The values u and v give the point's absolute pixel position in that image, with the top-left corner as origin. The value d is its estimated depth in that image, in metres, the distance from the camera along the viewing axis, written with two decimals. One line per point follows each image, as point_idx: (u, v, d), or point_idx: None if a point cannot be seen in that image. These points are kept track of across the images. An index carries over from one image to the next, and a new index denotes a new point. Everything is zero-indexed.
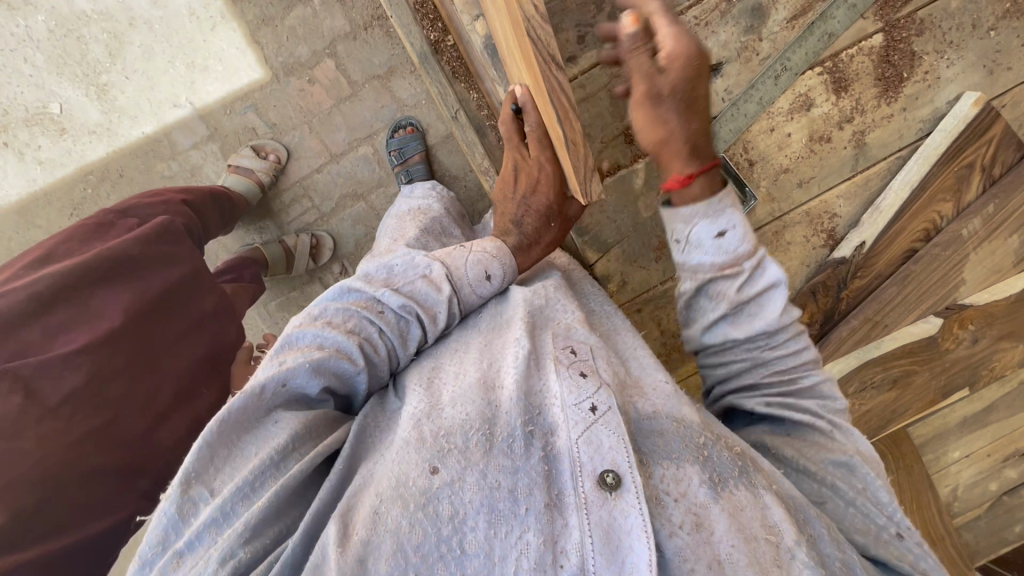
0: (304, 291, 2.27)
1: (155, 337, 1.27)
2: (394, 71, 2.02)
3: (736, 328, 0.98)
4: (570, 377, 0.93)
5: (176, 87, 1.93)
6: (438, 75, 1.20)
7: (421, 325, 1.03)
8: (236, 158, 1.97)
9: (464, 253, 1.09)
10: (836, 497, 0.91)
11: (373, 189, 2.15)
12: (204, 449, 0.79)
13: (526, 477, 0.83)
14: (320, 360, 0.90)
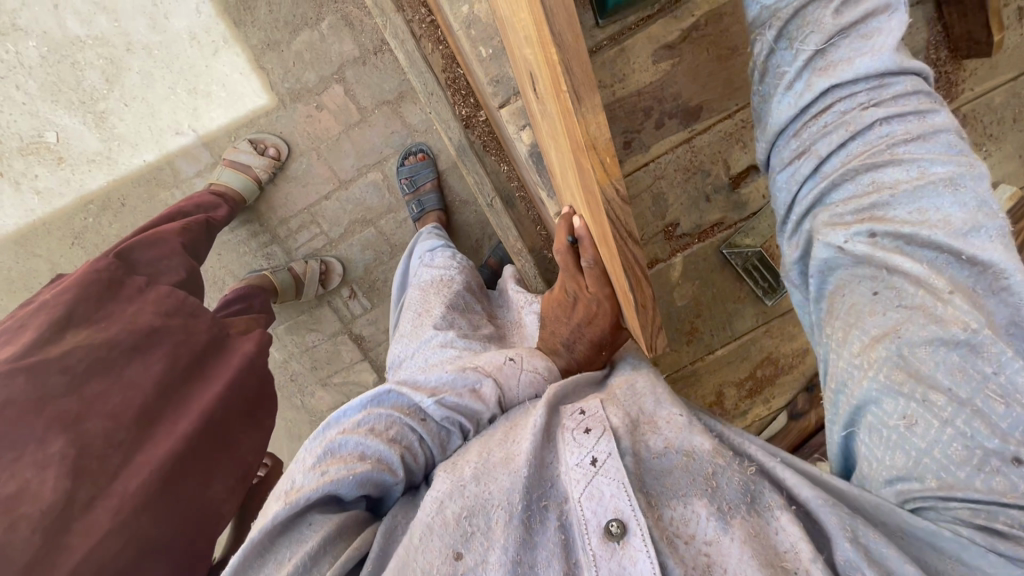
0: (312, 314, 2.26)
1: (193, 394, 1.29)
2: (404, 96, 1.95)
3: (828, 75, 0.77)
4: (576, 438, 0.88)
5: (179, 115, 1.85)
6: (473, 157, 1.38)
7: (464, 435, 1.03)
8: (233, 151, 1.88)
9: (516, 369, 1.08)
10: (926, 420, 0.66)
11: (382, 215, 2.11)
12: (241, 563, 0.85)
13: (544, 550, 0.78)
14: (365, 474, 0.90)
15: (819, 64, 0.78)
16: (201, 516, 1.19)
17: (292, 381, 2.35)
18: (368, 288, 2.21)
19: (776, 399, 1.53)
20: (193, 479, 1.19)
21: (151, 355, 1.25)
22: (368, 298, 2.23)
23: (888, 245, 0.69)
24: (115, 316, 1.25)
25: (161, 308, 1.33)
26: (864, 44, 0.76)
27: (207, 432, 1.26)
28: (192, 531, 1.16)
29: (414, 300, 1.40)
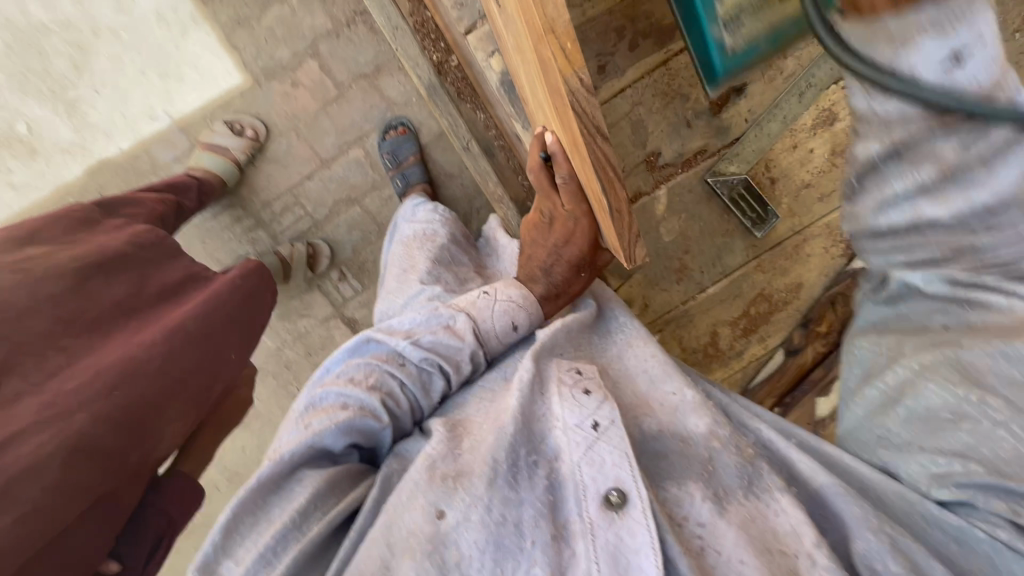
0: (302, 299, 2.24)
1: (163, 310, 1.22)
2: (381, 69, 1.93)
3: (940, 207, 0.80)
4: (572, 398, 0.97)
5: (151, 99, 1.81)
6: (446, 100, 1.36)
7: (444, 375, 1.08)
8: (209, 134, 1.85)
9: (488, 301, 1.11)
10: (975, 420, 0.82)
11: (367, 192, 2.08)
12: (229, 522, 0.87)
13: (531, 509, 0.88)
14: (347, 421, 0.95)
15: (896, 145, 0.79)
16: (155, 427, 1.10)
17: (287, 369, 2.32)
18: (358, 268, 2.19)
19: (773, 336, 1.56)
20: (147, 384, 1.09)
21: (117, 269, 1.20)
22: (358, 279, 2.20)
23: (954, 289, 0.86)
24: (83, 239, 1.22)
25: (133, 241, 1.28)
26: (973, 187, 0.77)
27: (171, 342, 1.15)
28: (141, 441, 1.08)
29: (398, 256, 1.40)
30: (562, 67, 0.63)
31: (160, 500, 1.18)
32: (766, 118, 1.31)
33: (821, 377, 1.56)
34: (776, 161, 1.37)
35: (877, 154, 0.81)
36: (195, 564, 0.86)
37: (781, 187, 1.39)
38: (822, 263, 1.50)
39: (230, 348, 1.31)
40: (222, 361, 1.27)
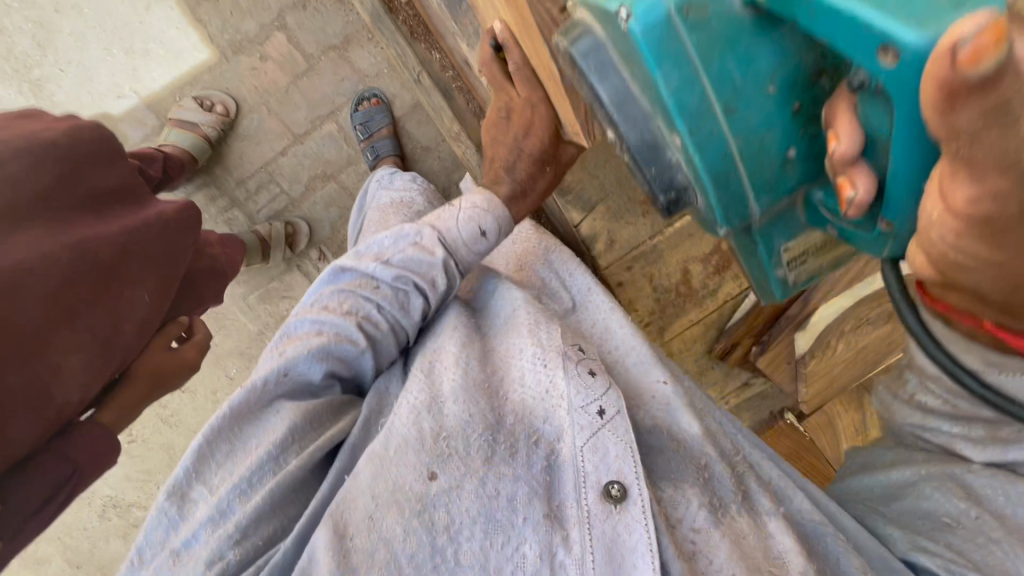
0: (283, 280, 2.21)
1: (78, 225, 1.17)
2: (350, 40, 1.91)
3: (976, 450, 0.77)
4: (578, 377, 0.95)
5: (118, 77, 1.81)
6: (396, 34, 1.41)
7: (421, 293, 1.03)
8: (178, 110, 1.84)
9: (453, 211, 1.05)
10: (968, 531, 0.76)
11: (342, 167, 2.04)
12: (203, 447, 0.86)
13: (526, 487, 0.83)
14: (320, 347, 0.94)
15: (953, 408, 0.77)
16: (47, 344, 1.06)
17: None
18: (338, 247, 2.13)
19: None
20: (38, 298, 1.06)
21: (46, 157, 1.17)
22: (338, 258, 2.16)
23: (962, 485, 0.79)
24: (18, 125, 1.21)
25: (72, 131, 1.25)
26: (1011, 451, 0.74)
27: (75, 261, 1.12)
28: (33, 359, 1.04)
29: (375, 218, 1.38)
30: None
31: (70, 445, 1.18)
32: None
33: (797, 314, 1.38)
34: None
35: (918, 392, 0.81)
36: (166, 489, 0.84)
37: None
38: None
39: (148, 280, 1.27)
40: (135, 297, 1.22)
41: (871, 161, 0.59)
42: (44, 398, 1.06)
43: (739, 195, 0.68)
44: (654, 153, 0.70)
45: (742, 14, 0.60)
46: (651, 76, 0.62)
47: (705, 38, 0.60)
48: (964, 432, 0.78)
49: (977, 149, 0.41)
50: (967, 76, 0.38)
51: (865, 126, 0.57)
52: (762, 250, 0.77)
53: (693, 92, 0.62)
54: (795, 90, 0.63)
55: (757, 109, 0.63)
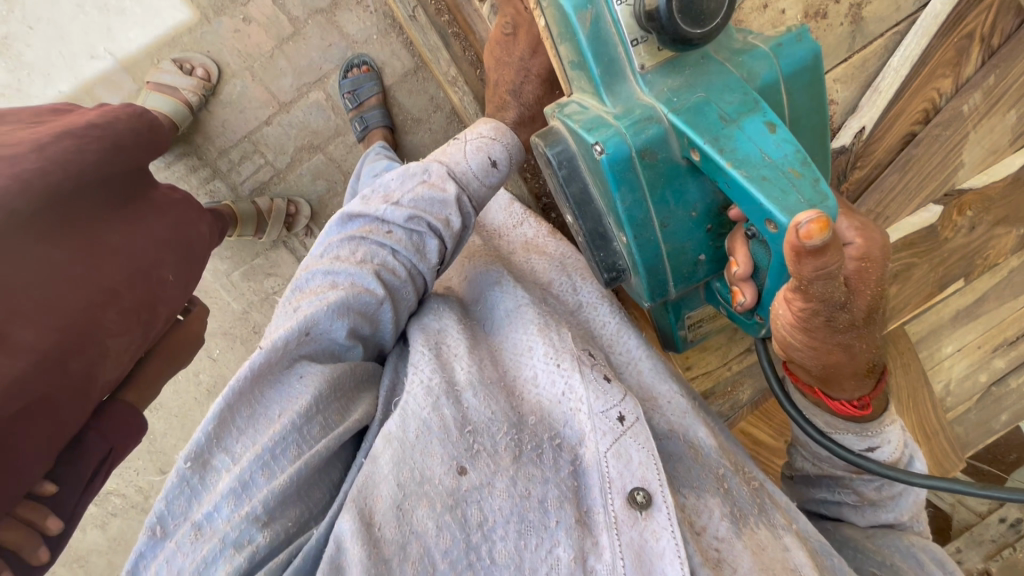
0: (269, 258, 2.13)
1: (88, 207, 1.00)
2: (338, 3, 1.84)
3: (858, 513, 1.04)
4: (597, 382, 0.95)
5: (92, 36, 1.72)
6: None
7: (436, 235, 0.96)
8: (156, 74, 1.75)
9: (460, 144, 1.00)
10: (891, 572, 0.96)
11: (330, 138, 1.98)
12: (223, 411, 0.81)
13: (556, 489, 0.84)
14: (338, 301, 0.88)
15: (822, 471, 1.05)
16: (91, 339, 0.96)
17: (255, 334, 2.21)
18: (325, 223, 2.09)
19: None
20: (72, 291, 0.94)
21: (84, 137, 1.01)
22: None
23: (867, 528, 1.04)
24: (56, 119, 1.04)
25: (108, 115, 1.09)
26: (883, 509, 1.02)
27: (96, 252, 0.98)
28: (78, 350, 0.94)
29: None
30: None
31: (102, 425, 1.05)
32: None
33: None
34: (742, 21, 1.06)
35: (808, 468, 1.08)
36: (184, 454, 0.78)
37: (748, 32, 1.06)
38: None
39: (186, 260, 1.17)
40: (157, 282, 1.09)
41: (755, 281, 0.86)
42: (86, 385, 0.96)
43: (662, 281, 0.93)
44: (604, 244, 0.95)
45: (681, 162, 0.82)
46: (612, 194, 0.84)
47: (652, 175, 0.83)
48: (844, 499, 1.05)
49: (813, 288, 0.64)
50: (805, 245, 0.58)
51: (754, 257, 0.83)
52: (671, 316, 1.10)
53: (640, 209, 0.85)
54: (710, 216, 0.88)
55: (681, 221, 0.87)
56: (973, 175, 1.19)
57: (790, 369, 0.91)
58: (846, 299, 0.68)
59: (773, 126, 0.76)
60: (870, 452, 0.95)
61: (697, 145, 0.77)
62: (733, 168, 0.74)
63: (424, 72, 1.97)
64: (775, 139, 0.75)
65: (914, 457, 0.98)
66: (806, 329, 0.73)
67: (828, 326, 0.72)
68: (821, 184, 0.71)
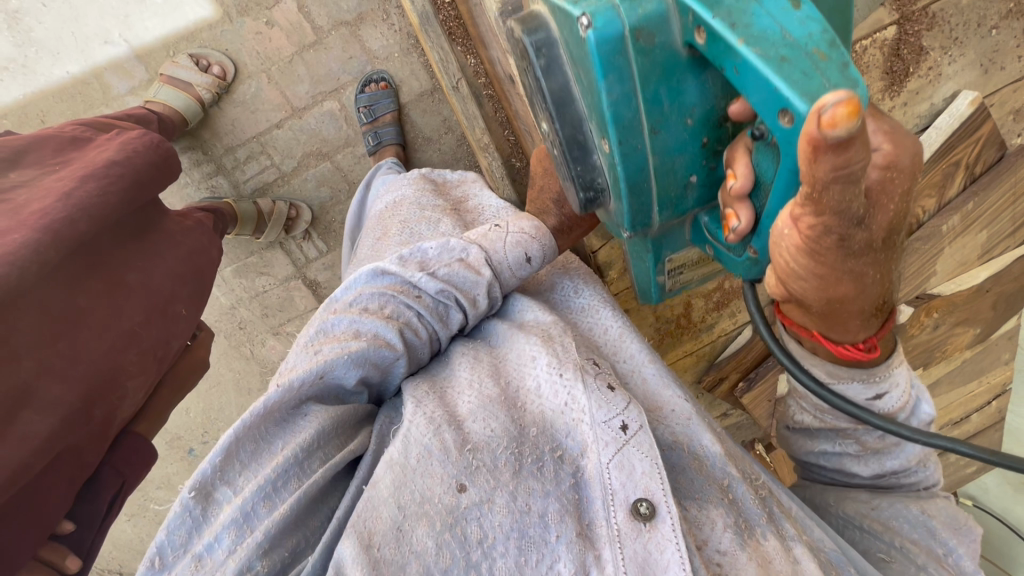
0: (263, 257, 2.12)
1: (108, 251, 0.94)
2: (364, 18, 1.84)
3: (862, 466, 0.98)
4: (598, 391, 0.88)
5: (107, 22, 1.68)
6: (440, 43, 1.40)
7: (460, 309, 1.02)
8: (171, 66, 1.72)
9: (501, 233, 1.03)
10: (904, 563, 0.93)
11: (339, 148, 1.99)
12: (231, 444, 0.81)
13: (556, 502, 0.79)
14: (360, 352, 0.90)
15: (824, 423, 0.96)
16: (114, 382, 0.91)
17: (240, 328, 2.22)
18: (324, 228, 2.10)
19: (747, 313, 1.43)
20: (95, 337, 0.88)
21: (105, 178, 0.93)
22: (324, 239, 2.12)
23: (871, 483, 1.00)
24: (76, 157, 0.97)
25: (125, 148, 1.00)
26: (886, 458, 0.96)
27: (118, 293, 0.93)
28: (104, 397, 0.90)
29: (369, 228, 1.43)
30: None
31: (113, 458, 0.97)
32: None
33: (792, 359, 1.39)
34: None
35: (810, 421, 0.98)
36: (190, 484, 0.78)
37: None
38: None
39: (203, 293, 1.13)
40: (173, 318, 1.04)
41: (754, 203, 0.70)
42: (106, 426, 0.93)
43: (647, 208, 0.76)
44: (583, 155, 0.78)
45: (682, 52, 0.64)
46: (596, 85, 0.65)
47: (647, 64, 0.64)
48: (846, 451, 0.98)
49: (825, 198, 0.52)
50: (827, 138, 0.46)
51: (756, 170, 0.67)
52: (651, 257, 0.91)
53: (629, 107, 0.66)
54: (707, 127, 0.69)
55: (674, 134, 0.69)
56: (945, 283, 1.32)
57: (784, 310, 0.80)
58: (863, 212, 0.56)
59: (797, 2, 0.60)
60: (877, 400, 0.85)
61: (703, 22, 0.60)
62: (745, 46, 0.58)
63: (440, 95, 2.00)
64: (799, 17, 0.60)
65: (922, 400, 0.91)
66: (812, 254, 0.61)
67: (840, 248, 0.60)
68: (848, 69, 0.57)
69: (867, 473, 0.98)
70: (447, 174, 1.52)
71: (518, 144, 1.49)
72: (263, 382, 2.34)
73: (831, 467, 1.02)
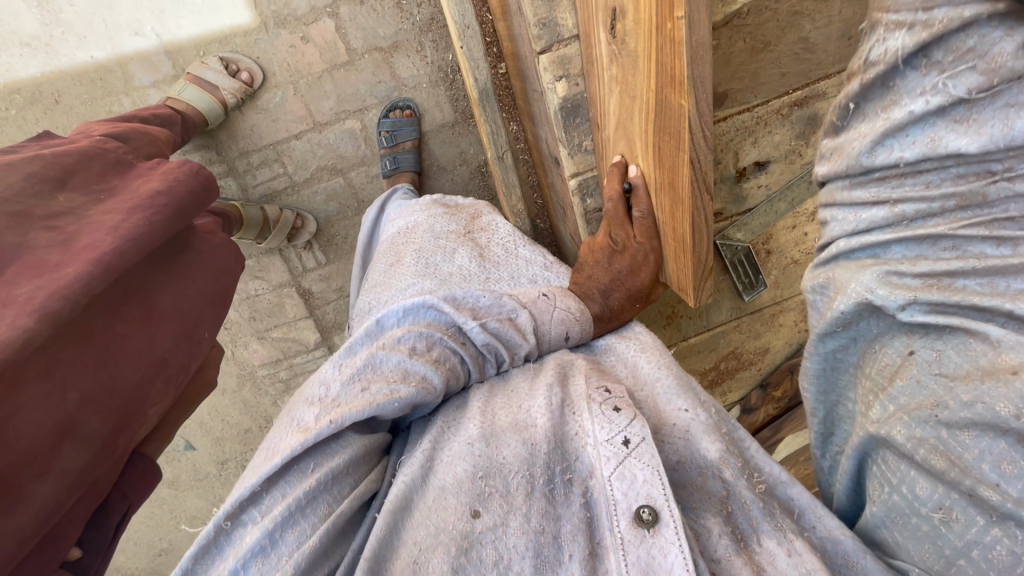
0: (260, 261, 2.08)
1: (145, 277, 0.97)
2: (398, 46, 1.86)
3: (967, 136, 0.50)
4: (602, 414, 0.83)
5: (141, 14, 1.68)
6: (493, 115, 1.49)
7: (498, 366, 1.02)
8: (200, 67, 1.72)
9: (550, 304, 1.07)
10: (965, 522, 0.54)
11: (354, 166, 2.00)
12: (275, 472, 0.77)
13: (569, 523, 0.74)
14: (409, 398, 0.87)
15: (926, 32, 0.50)
16: (137, 411, 0.90)
17: (225, 327, 2.18)
18: (327, 241, 2.10)
19: (733, 392, 1.63)
20: (130, 365, 0.89)
21: (151, 209, 0.98)
22: (324, 251, 2.12)
23: (950, 205, 0.53)
24: (119, 185, 1.02)
25: (168, 177, 1.07)
26: (1020, 114, 0.47)
27: (151, 321, 0.95)
28: (130, 427, 0.89)
29: (381, 253, 1.43)
30: (655, 29, 0.81)
31: (124, 482, 0.95)
32: (777, 196, 1.23)
33: (768, 438, 1.70)
34: (775, 237, 1.31)
35: (899, 47, 0.52)
36: (224, 508, 0.77)
37: (773, 260, 1.35)
38: (787, 334, 1.54)
39: (222, 318, 1.15)
40: (198, 343, 1.05)
41: None
42: (125, 452, 0.90)
43: None
44: None
45: None
46: None
47: None
48: (940, 103, 0.50)
49: None
50: None
51: None
52: None
53: None
54: None
55: None
56: None
57: None
58: None
59: None
60: None
61: None
62: None
63: (461, 128, 2.03)
64: None
65: None
66: None
67: None
68: None
69: (958, 166, 0.52)
70: (459, 199, 1.55)
71: (545, 208, 1.62)
72: (239, 383, 2.32)
73: (894, 167, 0.55)
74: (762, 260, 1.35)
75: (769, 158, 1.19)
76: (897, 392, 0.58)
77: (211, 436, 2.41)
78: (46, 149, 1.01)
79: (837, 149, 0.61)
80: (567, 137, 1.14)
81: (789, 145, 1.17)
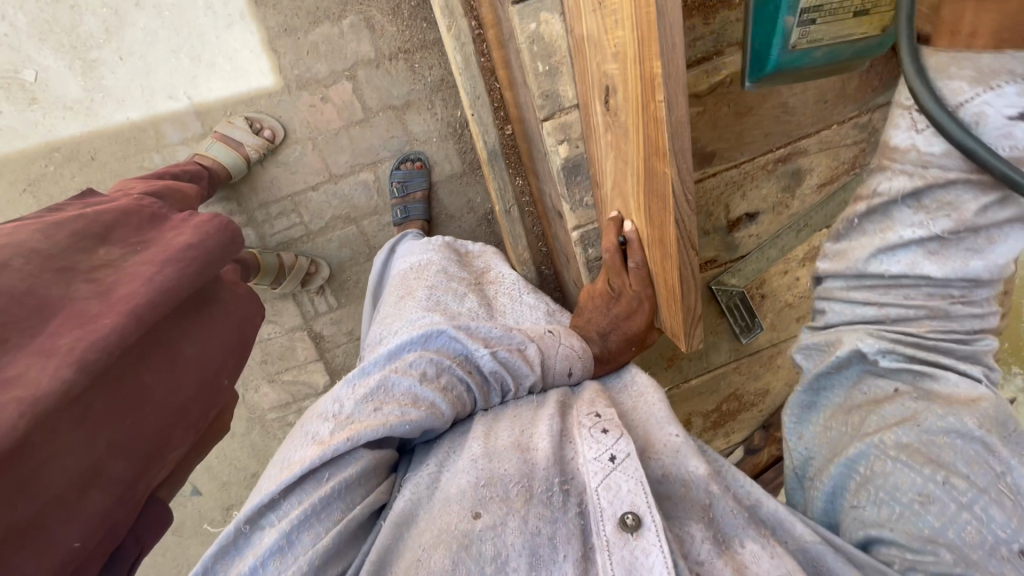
0: (274, 306, 2.16)
1: (171, 324, 1.03)
2: (410, 105, 1.99)
3: (936, 265, 0.68)
4: (593, 437, 0.87)
5: (176, 79, 1.82)
6: (500, 169, 1.59)
7: (502, 394, 1.06)
8: (226, 126, 1.84)
9: (556, 341, 1.12)
10: (942, 505, 0.68)
11: (366, 215, 2.10)
12: (293, 478, 0.81)
13: (564, 527, 0.77)
14: (418, 421, 0.91)
15: (923, 181, 0.66)
16: (158, 456, 0.95)
17: None
18: (339, 286, 2.17)
19: (737, 433, 1.66)
20: (153, 413, 0.94)
21: (179, 262, 1.05)
22: (336, 296, 2.19)
23: (922, 313, 0.71)
24: (154, 238, 1.10)
25: (199, 232, 1.14)
26: (974, 258, 0.66)
27: (176, 369, 1.00)
28: (151, 470, 0.94)
29: (392, 285, 1.50)
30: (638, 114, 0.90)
31: (139, 525, 0.98)
32: (768, 243, 1.30)
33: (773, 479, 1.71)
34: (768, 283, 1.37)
35: (900, 186, 0.67)
36: (243, 512, 0.80)
37: (767, 304, 1.41)
38: (787, 375, 1.58)
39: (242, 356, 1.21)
40: (218, 390, 1.10)
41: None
42: (143, 492, 0.94)
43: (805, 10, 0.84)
44: None
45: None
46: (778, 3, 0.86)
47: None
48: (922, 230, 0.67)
49: None
50: None
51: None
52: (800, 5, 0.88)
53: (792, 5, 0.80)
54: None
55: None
56: None
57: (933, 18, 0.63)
58: None
59: None
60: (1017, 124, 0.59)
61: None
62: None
63: (469, 178, 2.14)
64: None
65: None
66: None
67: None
68: None
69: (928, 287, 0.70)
70: (470, 245, 1.62)
71: (548, 254, 1.70)
72: (247, 427, 2.34)
73: (887, 274, 0.72)
74: (757, 304, 1.41)
75: (757, 210, 1.26)
76: (884, 414, 0.75)
77: (217, 481, 2.41)
78: (89, 207, 1.10)
79: (837, 254, 0.77)
80: (570, 193, 1.23)
81: (775, 197, 1.25)
